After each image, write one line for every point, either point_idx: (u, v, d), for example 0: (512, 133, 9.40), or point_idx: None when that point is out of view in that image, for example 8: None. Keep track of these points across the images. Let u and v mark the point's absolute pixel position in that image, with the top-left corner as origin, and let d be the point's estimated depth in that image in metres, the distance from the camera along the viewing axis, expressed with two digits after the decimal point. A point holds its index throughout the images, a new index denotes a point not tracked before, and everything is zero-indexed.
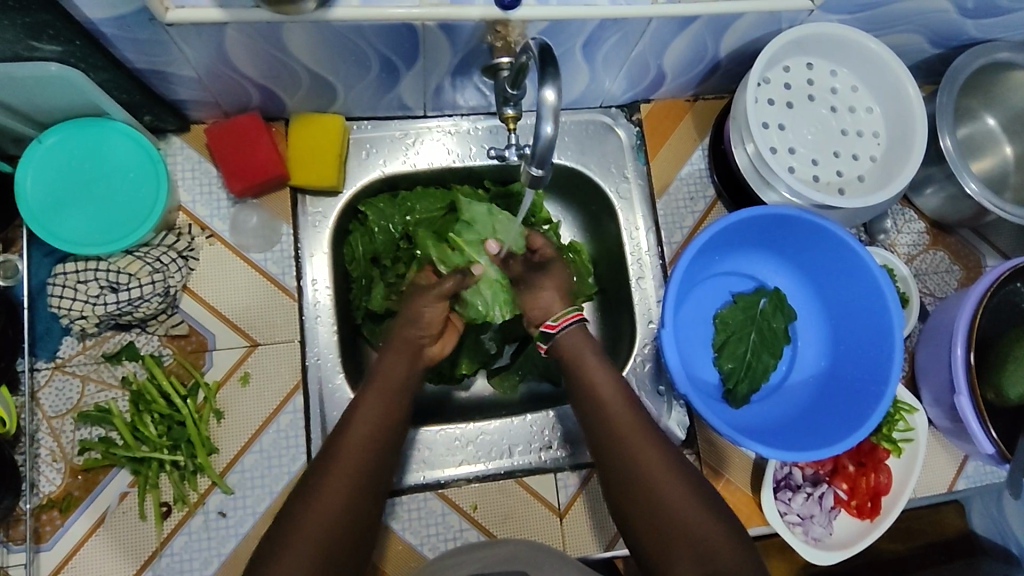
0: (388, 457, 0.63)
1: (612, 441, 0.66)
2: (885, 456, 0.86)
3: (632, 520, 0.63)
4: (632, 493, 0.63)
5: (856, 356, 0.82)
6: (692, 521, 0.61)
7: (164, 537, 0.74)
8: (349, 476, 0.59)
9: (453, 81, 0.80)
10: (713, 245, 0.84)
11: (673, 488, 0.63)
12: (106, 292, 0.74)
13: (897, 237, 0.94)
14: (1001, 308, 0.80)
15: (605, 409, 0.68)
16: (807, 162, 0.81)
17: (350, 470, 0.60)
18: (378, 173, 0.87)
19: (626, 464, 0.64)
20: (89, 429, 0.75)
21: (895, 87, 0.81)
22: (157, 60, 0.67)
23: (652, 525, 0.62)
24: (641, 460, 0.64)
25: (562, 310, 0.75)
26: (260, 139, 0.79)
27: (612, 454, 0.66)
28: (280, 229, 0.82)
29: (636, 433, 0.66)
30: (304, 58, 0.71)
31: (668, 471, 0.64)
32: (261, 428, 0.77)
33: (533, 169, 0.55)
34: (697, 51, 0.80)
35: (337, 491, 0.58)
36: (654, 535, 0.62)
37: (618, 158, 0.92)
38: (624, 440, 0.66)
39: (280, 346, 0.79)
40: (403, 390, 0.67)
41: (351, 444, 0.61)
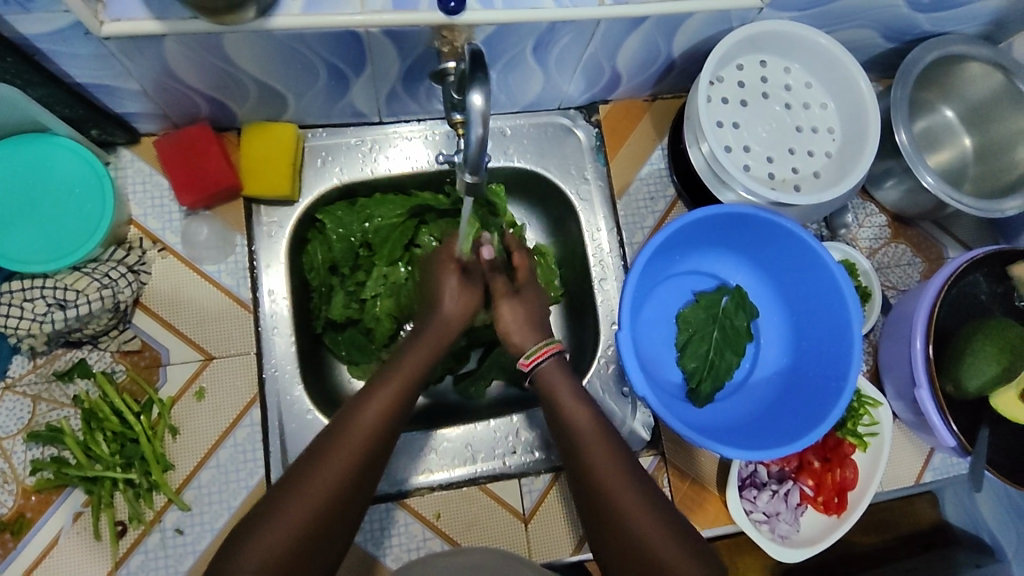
0: (372, 471, 0.62)
1: (587, 470, 0.66)
2: (851, 451, 0.85)
3: (605, 542, 0.64)
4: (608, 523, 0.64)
5: (817, 352, 0.81)
6: (670, 554, 0.61)
7: (120, 556, 0.73)
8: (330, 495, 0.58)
9: (407, 87, 0.79)
10: (673, 245, 0.84)
11: (647, 520, 0.63)
12: (53, 309, 0.71)
13: (858, 232, 0.94)
14: (961, 301, 0.78)
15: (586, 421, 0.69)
16: (762, 159, 0.80)
17: (342, 469, 0.60)
18: (335, 181, 0.87)
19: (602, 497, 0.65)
20: (41, 449, 0.73)
21: (849, 83, 0.80)
22: (97, 73, 0.66)
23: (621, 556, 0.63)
24: (617, 491, 0.65)
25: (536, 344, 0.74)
26: (210, 149, 0.78)
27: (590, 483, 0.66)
28: (234, 240, 0.81)
29: (611, 461, 0.66)
30: (249, 68, 0.70)
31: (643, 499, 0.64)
32: (219, 442, 0.76)
33: (467, 175, 0.55)
34: (650, 51, 0.80)
35: (308, 509, 0.57)
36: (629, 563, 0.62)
37: (578, 160, 0.92)
38: (601, 470, 0.66)
39: (236, 357, 0.79)
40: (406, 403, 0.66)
41: (335, 459, 0.60)
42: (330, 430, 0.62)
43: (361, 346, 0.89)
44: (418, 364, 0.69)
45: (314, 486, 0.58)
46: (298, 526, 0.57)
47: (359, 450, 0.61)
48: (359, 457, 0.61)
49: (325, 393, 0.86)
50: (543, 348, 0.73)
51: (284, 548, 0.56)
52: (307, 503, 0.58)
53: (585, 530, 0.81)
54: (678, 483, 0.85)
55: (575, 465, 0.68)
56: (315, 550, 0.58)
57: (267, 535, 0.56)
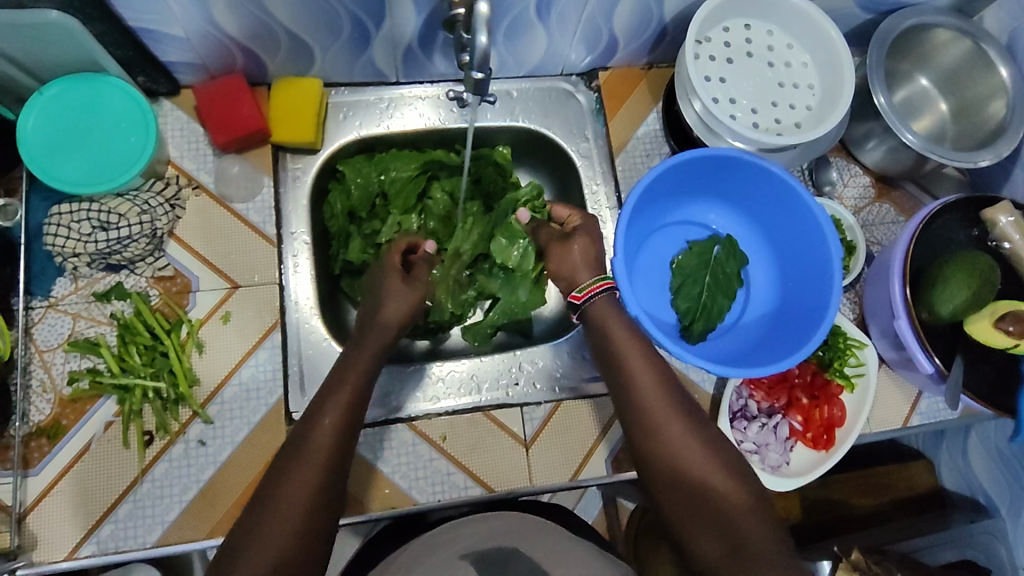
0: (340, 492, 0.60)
1: (640, 413, 0.67)
2: (838, 391, 0.88)
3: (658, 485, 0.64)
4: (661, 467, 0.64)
5: (802, 290, 0.86)
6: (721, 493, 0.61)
7: (146, 464, 0.78)
8: (313, 486, 0.58)
9: (422, 44, 0.87)
10: (666, 191, 0.90)
11: (700, 459, 0.63)
12: (97, 231, 0.78)
13: (843, 190, 0.99)
14: (935, 242, 0.83)
15: (639, 373, 0.69)
16: (747, 111, 0.87)
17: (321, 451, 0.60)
18: (355, 134, 0.95)
19: (652, 437, 0.65)
20: (78, 360, 0.79)
21: (826, 42, 0.87)
22: (148, 17, 0.74)
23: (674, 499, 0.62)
24: (673, 432, 0.65)
25: (588, 279, 0.77)
26: (243, 97, 0.86)
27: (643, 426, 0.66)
28: (262, 181, 0.88)
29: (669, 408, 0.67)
30: (280, 15, 0.78)
31: (700, 444, 0.64)
32: (241, 362, 0.82)
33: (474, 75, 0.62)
34: (645, 13, 0.87)
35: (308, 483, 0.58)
36: (680, 504, 0.62)
37: (579, 121, 0.99)
38: (656, 415, 0.66)
39: (259, 287, 0.85)
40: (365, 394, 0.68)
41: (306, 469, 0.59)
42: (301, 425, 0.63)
43: None
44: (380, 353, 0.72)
45: (294, 501, 0.56)
46: (301, 498, 0.57)
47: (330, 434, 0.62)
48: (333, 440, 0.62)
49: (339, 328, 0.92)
50: (594, 284, 0.75)
51: (295, 517, 0.56)
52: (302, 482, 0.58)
53: (583, 458, 0.86)
54: None
55: (630, 412, 0.68)
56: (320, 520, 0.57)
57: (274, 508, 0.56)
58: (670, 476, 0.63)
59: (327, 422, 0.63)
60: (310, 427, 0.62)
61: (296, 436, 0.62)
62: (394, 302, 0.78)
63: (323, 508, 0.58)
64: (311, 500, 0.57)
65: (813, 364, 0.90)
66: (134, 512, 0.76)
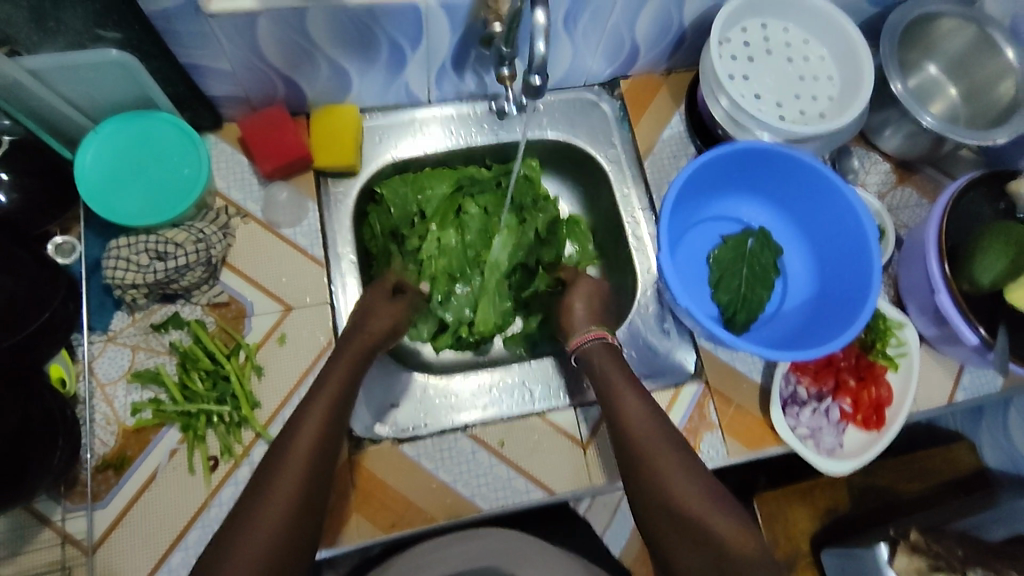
0: (320, 497, 0.64)
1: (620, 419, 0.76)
2: (883, 371, 0.90)
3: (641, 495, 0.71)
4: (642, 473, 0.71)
5: (840, 274, 0.89)
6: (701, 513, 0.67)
7: (213, 488, 0.78)
8: (294, 495, 0.62)
9: (454, 64, 0.91)
10: (699, 187, 0.92)
11: (683, 481, 0.69)
12: (155, 261, 0.80)
13: (866, 177, 1.01)
14: (964, 218, 0.86)
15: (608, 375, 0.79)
16: (772, 105, 0.90)
17: (302, 465, 0.64)
18: (390, 155, 0.97)
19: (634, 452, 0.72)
20: (140, 391, 0.80)
21: (842, 35, 0.91)
22: (198, 52, 0.78)
23: (658, 511, 0.69)
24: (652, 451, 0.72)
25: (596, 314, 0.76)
26: (286, 126, 0.89)
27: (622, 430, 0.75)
28: (306, 206, 0.90)
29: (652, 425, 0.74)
30: (322, 44, 0.81)
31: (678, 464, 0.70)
32: (299, 383, 0.83)
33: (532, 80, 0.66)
34: (666, 21, 0.92)
35: (289, 493, 0.62)
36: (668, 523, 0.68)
37: (605, 128, 1.03)
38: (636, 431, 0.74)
39: (311, 308, 0.86)
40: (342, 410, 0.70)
41: (287, 473, 0.63)
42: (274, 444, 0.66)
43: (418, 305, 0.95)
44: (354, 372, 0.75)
45: (272, 510, 0.60)
46: (281, 508, 0.61)
47: (310, 450, 0.65)
48: (313, 455, 0.65)
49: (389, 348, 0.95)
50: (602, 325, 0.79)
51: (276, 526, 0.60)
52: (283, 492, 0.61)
53: None
54: (725, 408, 0.89)
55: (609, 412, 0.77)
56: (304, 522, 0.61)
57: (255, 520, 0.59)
58: (649, 486, 0.70)
59: (312, 429, 0.66)
60: (259, 490, 0.61)
61: (255, 487, 0.62)
62: (378, 318, 0.82)
63: (295, 553, 0.60)
64: (289, 508, 0.61)
65: (857, 346, 0.92)
66: (203, 538, 0.76)
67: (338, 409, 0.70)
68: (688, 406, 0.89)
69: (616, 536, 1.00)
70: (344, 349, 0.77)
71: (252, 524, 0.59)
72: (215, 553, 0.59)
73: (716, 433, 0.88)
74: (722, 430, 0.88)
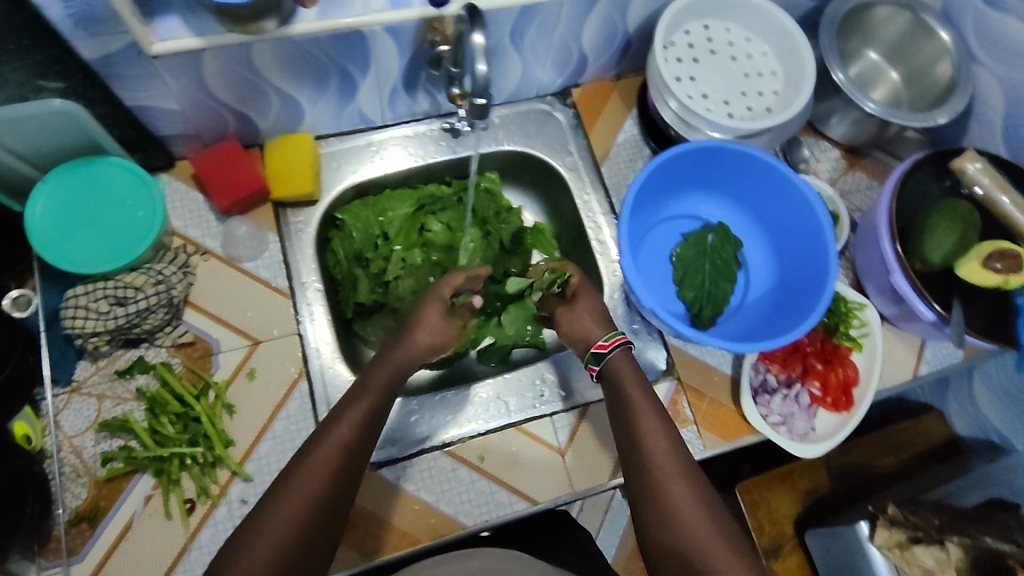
0: (340, 505, 0.66)
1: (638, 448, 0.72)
2: (848, 352, 0.92)
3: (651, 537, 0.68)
4: (653, 515, 0.68)
5: (799, 262, 0.91)
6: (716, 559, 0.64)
7: (191, 531, 0.77)
8: (309, 502, 0.63)
9: (406, 86, 0.92)
10: (655, 189, 0.94)
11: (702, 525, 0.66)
12: (115, 307, 0.79)
13: (817, 165, 1.04)
14: (914, 197, 0.88)
15: (629, 399, 0.76)
16: (720, 103, 0.92)
17: (317, 478, 0.64)
18: (350, 180, 0.97)
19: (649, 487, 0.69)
20: (109, 441, 0.79)
21: (781, 31, 0.93)
22: (144, 94, 0.78)
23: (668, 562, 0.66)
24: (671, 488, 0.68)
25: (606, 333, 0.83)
26: (240, 159, 0.89)
27: (638, 466, 0.71)
28: (267, 237, 0.90)
29: (671, 461, 0.70)
30: (271, 76, 0.82)
31: (699, 506, 0.67)
32: (272, 417, 0.82)
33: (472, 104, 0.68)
34: (609, 29, 0.93)
35: (304, 501, 0.63)
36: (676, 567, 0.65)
37: (561, 137, 1.03)
38: (657, 463, 0.70)
39: (279, 339, 0.86)
40: (372, 423, 0.71)
41: (305, 482, 0.64)
42: (301, 448, 0.68)
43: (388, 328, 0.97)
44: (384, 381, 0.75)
45: (283, 518, 0.62)
46: (290, 518, 0.62)
47: (332, 462, 0.66)
48: (332, 466, 0.66)
49: None
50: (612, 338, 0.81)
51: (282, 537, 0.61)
52: (296, 501, 0.63)
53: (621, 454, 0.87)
54: (698, 403, 0.90)
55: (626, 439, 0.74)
56: (314, 535, 0.63)
57: (265, 525, 0.62)
58: (663, 527, 0.67)
59: (337, 440, 0.67)
60: (249, 538, 0.61)
61: (269, 497, 0.64)
62: (425, 331, 0.81)
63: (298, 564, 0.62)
64: (302, 515, 0.62)
65: (821, 330, 0.93)
66: None
67: (370, 423, 0.70)
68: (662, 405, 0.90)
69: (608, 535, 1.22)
70: (383, 362, 0.77)
71: (257, 533, 0.61)
72: (227, 551, 0.61)
73: (692, 429, 0.89)
74: (698, 425, 0.89)
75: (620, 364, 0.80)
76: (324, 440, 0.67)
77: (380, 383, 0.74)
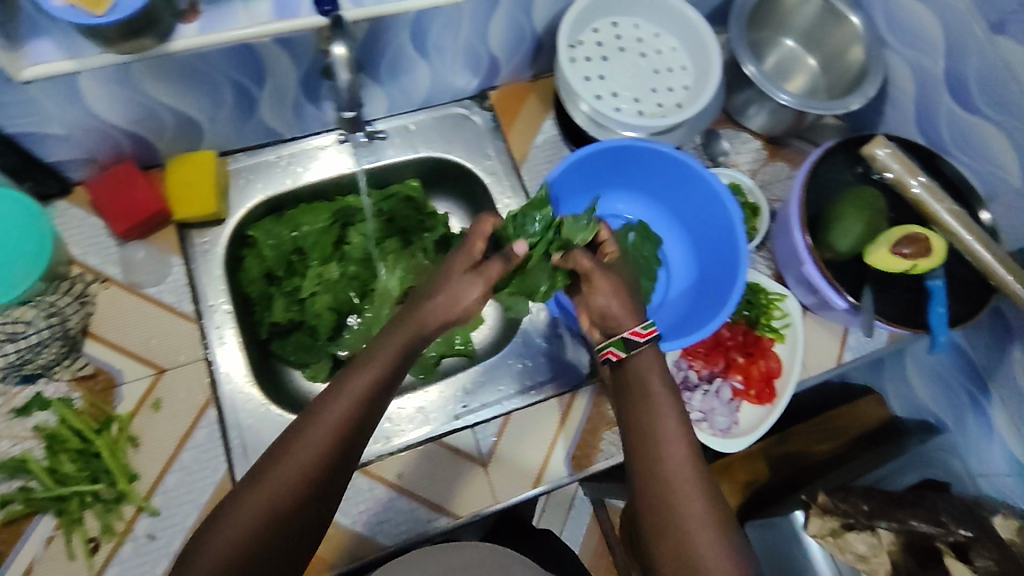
0: (333, 489, 0.60)
1: (653, 450, 0.65)
2: (771, 343, 0.91)
3: (654, 546, 0.61)
4: (663, 527, 0.61)
5: (715, 255, 0.90)
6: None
7: (96, 570, 0.74)
8: (295, 486, 0.57)
9: (308, 97, 0.88)
10: (568, 192, 0.92)
11: (713, 540, 0.59)
12: (5, 343, 0.76)
13: (737, 157, 1.03)
14: (825, 185, 0.87)
15: (646, 397, 0.68)
16: (630, 101, 0.90)
17: (305, 459, 0.58)
18: (260, 196, 0.94)
19: (659, 496, 0.62)
20: (6, 483, 0.76)
21: (688, 26, 0.91)
22: (24, 120, 0.75)
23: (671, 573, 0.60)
24: (685, 500, 0.61)
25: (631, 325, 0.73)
26: (137, 181, 0.86)
27: (652, 462, 0.64)
28: (171, 261, 0.87)
29: (686, 469, 0.63)
30: (160, 94, 0.78)
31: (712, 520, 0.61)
32: (179, 447, 0.80)
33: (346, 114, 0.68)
34: (518, 29, 0.90)
35: (287, 486, 0.57)
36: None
37: (479, 141, 1.01)
38: (672, 470, 0.63)
39: (185, 366, 0.83)
40: (377, 398, 0.63)
41: (291, 463, 0.58)
42: (293, 423, 0.61)
43: (307, 346, 0.94)
44: (394, 352, 0.66)
45: (258, 504, 0.56)
46: (269, 504, 0.56)
47: (324, 442, 0.59)
48: (326, 447, 0.59)
49: (282, 397, 0.92)
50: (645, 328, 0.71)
51: (256, 527, 0.55)
52: (280, 484, 0.57)
53: (543, 461, 0.86)
54: None
55: (639, 438, 0.66)
56: (297, 521, 0.57)
57: (242, 510, 0.56)
58: (672, 542, 0.60)
59: (336, 417, 0.60)
60: (223, 525, 0.56)
61: (247, 481, 0.58)
62: (441, 295, 0.71)
63: (275, 553, 0.56)
64: (283, 501, 0.57)
65: (742, 324, 0.93)
66: None
67: (375, 396, 0.63)
68: (584, 409, 0.89)
69: (574, 528, 1.34)
70: (395, 330, 0.68)
71: (229, 521, 0.56)
72: (203, 532, 0.57)
73: (615, 431, 0.88)
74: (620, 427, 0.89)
75: (645, 357, 0.70)
76: (318, 416, 0.60)
77: (385, 360, 0.65)
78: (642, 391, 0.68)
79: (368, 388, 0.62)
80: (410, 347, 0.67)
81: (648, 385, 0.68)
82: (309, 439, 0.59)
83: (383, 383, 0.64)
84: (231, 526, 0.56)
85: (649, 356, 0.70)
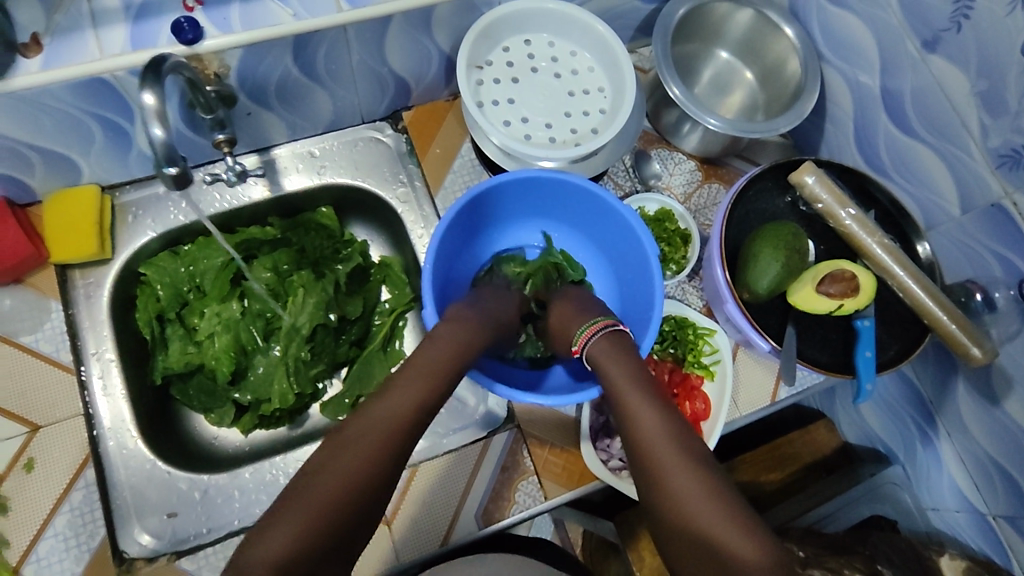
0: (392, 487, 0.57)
1: (636, 443, 0.61)
2: (698, 382, 0.85)
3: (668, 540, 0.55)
4: (667, 519, 0.55)
5: (633, 293, 0.83)
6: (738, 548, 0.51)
7: None
8: (359, 478, 0.54)
9: (192, 127, 0.81)
10: (478, 223, 0.86)
11: (716, 511, 0.53)
12: None
13: (670, 179, 0.96)
14: (750, 216, 0.81)
15: (620, 392, 0.65)
16: (541, 127, 0.84)
17: (369, 452, 0.56)
18: (149, 233, 0.87)
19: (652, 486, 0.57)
20: None
21: (603, 44, 0.85)
22: None
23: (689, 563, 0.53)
24: (677, 478, 0.56)
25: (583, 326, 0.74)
26: (6, 222, 0.80)
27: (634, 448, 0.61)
28: (50, 307, 0.82)
29: (672, 450, 0.58)
30: (15, 133, 0.71)
31: (709, 493, 0.55)
32: (53, 511, 0.74)
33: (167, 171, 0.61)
34: (420, 51, 0.83)
35: (350, 478, 0.53)
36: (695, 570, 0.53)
37: (392, 166, 0.94)
38: (658, 453, 0.59)
39: (62, 423, 0.78)
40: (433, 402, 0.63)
41: (355, 454, 0.55)
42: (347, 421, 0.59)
43: (210, 390, 0.88)
44: (443, 359, 0.67)
45: (323, 497, 0.52)
46: (332, 497, 0.52)
47: (387, 434, 0.57)
48: (388, 440, 0.57)
49: (181, 446, 0.86)
50: (594, 327, 0.72)
51: (313, 527, 0.50)
52: (343, 475, 0.53)
53: (453, 516, 0.81)
54: (538, 452, 0.84)
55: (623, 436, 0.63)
56: (352, 519, 0.53)
57: (299, 507, 0.51)
58: (677, 530, 0.54)
59: (398, 409, 0.59)
60: (274, 527, 0.50)
61: (301, 478, 0.54)
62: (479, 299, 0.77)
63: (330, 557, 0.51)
64: (347, 491, 0.53)
65: (670, 361, 0.87)
66: None
67: (433, 396, 0.63)
68: (497, 458, 0.84)
69: None
70: (445, 332, 0.69)
71: (285, 519, 0.50)
72: (252, 537, 0.50)
73: (531, 480, 0.83)
74: (537, 475, 0.83)
75: (607, 362, 0.69)
76: (375, 409, 0.59)
77: (437, 366, 0.66)
78: (612, 389, 0.66)
79: (424, 392, 0.63)
80: (462, 357, 0.68)
81: (614, 377, 0.67)
82: (373, 432, 0.57)
83: (436, 388, 0.64)
84: (283, 527, 0.50)
85: (616, 363, 0.68)
